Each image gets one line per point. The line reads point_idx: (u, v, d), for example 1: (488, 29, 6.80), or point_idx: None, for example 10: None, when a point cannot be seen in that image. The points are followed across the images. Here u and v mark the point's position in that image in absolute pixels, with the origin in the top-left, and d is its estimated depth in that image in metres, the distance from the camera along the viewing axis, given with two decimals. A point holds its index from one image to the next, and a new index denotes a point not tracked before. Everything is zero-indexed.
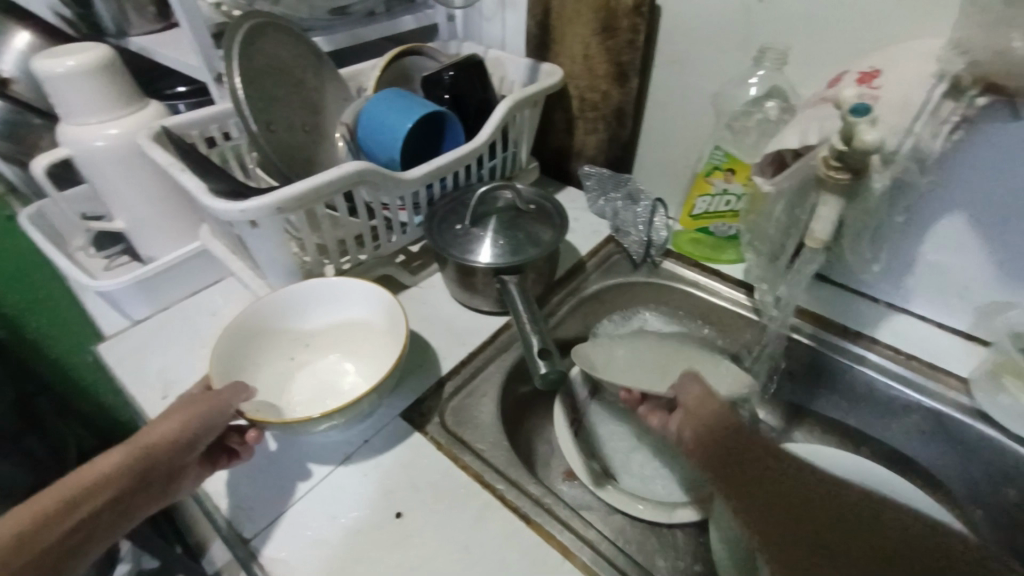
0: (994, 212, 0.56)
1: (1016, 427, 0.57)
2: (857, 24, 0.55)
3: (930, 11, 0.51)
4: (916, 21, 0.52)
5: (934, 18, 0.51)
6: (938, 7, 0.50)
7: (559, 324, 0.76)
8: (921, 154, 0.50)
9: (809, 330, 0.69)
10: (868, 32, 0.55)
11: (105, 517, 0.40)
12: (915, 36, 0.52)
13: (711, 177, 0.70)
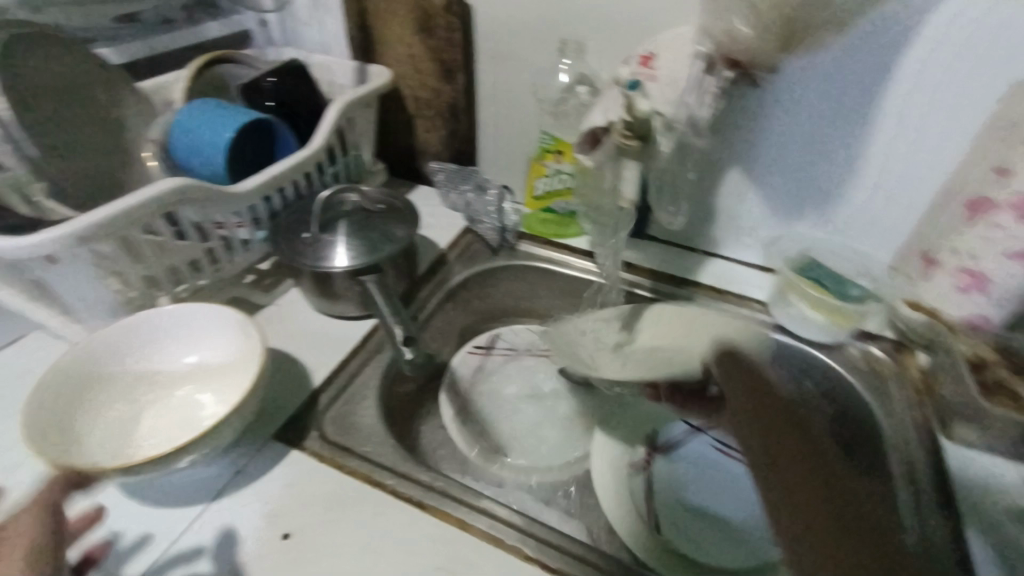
0: (759, 162, 0.70)
1: (802, 331, 0.71)
2: (633, 17, 0.65)
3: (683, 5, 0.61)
4: (675, 13, 0.62)
5: (686, 10, 0.62)
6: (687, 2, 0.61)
7: (430, 318, 0.77)
8: (696, 121, 0.59)
9: (648, 284, 0.79)
10: (643, 23, 0.65)
11: None
12: (676, 25, 0.63)
13: (544, 160, 0.79)
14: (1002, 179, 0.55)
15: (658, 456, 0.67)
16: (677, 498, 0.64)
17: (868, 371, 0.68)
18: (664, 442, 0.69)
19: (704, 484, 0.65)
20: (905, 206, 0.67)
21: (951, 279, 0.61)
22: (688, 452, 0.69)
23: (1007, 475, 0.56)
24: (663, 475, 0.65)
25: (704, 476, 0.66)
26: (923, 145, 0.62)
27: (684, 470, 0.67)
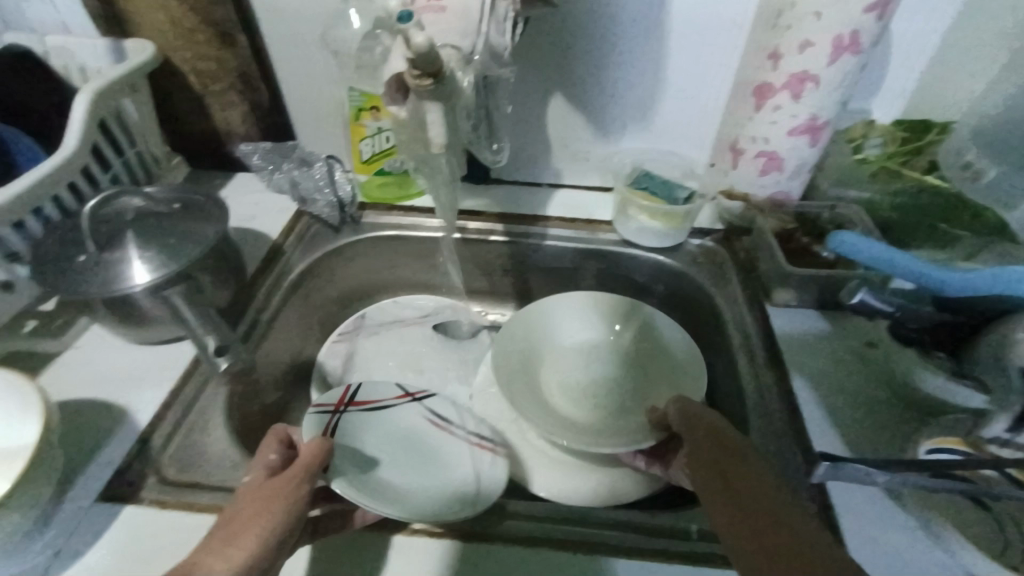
0: (575, 82, 0.71)
1: (644, 242, 0.75)
2: None
3: None
4: None
5: None
6: None
7: (277, 316, 0.69)
8: (496, 51, 0.55)
9: (501, 228, 0.78)
10: None
11: None
12: None
13: (361, 119, 0.73)
14: (775, 63, 0.60)
15: (352, 409, 0.60)
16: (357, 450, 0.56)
17: (707, 264, 0.73)
18: (363, 400, 0.62)
19: (387, 442, 0.58)
20: (707, 104, 0.71)
21: (755, 163, 0.67)
22: (395, 412, 0.62)
23: (818, 325, 0.64)
24: (349, 425, 0.58)
25: (393, 436, 0.59)
26: (708, 44, 0.66)
27: (369, 428, 0.59)
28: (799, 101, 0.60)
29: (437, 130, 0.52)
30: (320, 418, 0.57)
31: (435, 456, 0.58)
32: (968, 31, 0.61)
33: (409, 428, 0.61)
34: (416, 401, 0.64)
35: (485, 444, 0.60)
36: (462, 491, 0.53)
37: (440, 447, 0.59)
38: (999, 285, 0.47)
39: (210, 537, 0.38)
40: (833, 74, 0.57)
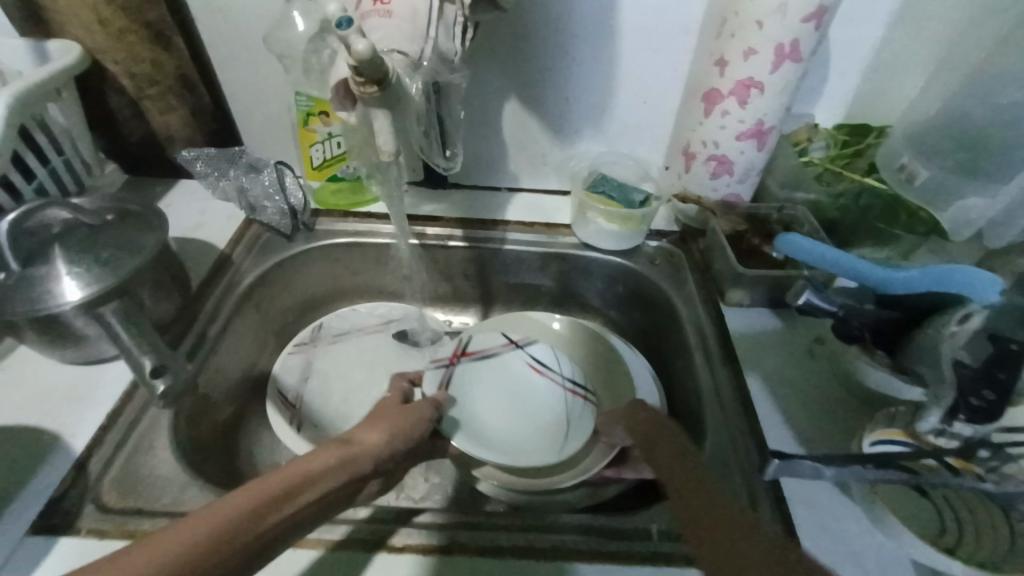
0: (528, 87, 0.71)
1: (603, 244, 0.75)
2: None
3: None
4: None
5: None
6: None
7: (228, 328, 0.66)
8: (445, 55, 0.54)
9: (460, 233, 0.77)
10: None
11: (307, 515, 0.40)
12: None
13: (310, 124, 0.71)
14: (721, 70, 0.61)
15: (465, 360, 0.67)
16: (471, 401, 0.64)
17: (664, 265, 0.74)
18: (473, 351, 0.68)
19: (494, 387, 0.66)
20: (660, 109, 0.72)
21: (706, 167, 0.69)
22: (501, 359, 0.69)
23: (771, 323, 0.66)
24: (462, 378, 0.65)
25: (498, 379, 0.67)
26: (656, 52, 0.67)
27: (483, 377, 0.66)
28: (746, 107, 0.62)
29: (386, 138, 0.50)
30: (437, 373, 0.65)
31: (536, 395, 0.66)
32: (899, 40, 0.63)
33: (514, 375, 0.67)
34: (518, 348, 0.69)
35: (576, 390, 0.66)
36: (557, 434, 0.62)
37: (541, 384, 0.66)
38: (925, 279, 0.50)
39: (359, 429, 0.49)
40: (776, 81, 0.59)
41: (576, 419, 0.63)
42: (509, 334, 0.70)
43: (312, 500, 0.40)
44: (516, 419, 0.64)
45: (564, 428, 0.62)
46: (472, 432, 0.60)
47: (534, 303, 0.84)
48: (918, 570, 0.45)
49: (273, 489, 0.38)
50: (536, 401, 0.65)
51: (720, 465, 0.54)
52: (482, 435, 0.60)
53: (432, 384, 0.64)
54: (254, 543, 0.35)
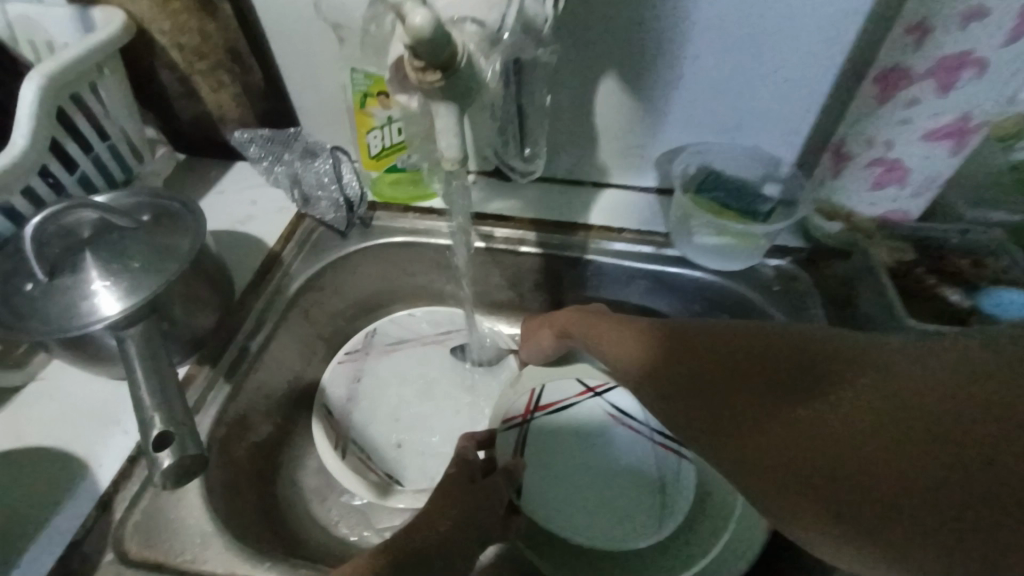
0: (631, 63, 0.56)
1: (710, 262, 0.61)
2: None
3: None
4: None
5: None
6: None
7: (270, 340, 0.59)
8: (533, 26, 0.41)
9: (534, 237, 0.66)
10: None
11: None
12: None
13: (368, 107, 0.59)
14: (917, 44, 0.43)
15: (538, 415, 0.57)
16: (545, 464, 0.55)
17: (787, 293, 0.59)
18: (547, 403, 0.58)
19: (573, 450, 0.55)
20: (802, 93, 0.56)
21: (866, 174, 0.51)
22: (580, 411, 0.57)
23: None
24: (536, 438, 0.56)
25: (579, 440, 0.56)
26: (811, 17, 0.50)
27: (559, 434, 0.56)
28: (948, 95, 0.44)
29: (449, 139, 0.39)
30: (510, 436, 0.56)
31: (623, 460, 0.55)
32: None
33: (594, 428, 0.56)
34: (597, 397, 0.57)
35: (668, 445, 0.55)
36: (648, 500, 0.53)
37: (629, 443, 0.55)
38: None
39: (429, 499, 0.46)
40: (1004, 61, 0.41)
41: (671, 481, 0.53)
42: (586, 379, 0.58)
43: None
44: (600, 493, 0.54)
45: (657, 496, 0.53)
46: (546, 505, 0.53)
47: None
48: None
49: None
50: (620, 460, 0.55)
51: None
52: (558, 506, 0.53)
53: (505, 448, 0.55)
54: None
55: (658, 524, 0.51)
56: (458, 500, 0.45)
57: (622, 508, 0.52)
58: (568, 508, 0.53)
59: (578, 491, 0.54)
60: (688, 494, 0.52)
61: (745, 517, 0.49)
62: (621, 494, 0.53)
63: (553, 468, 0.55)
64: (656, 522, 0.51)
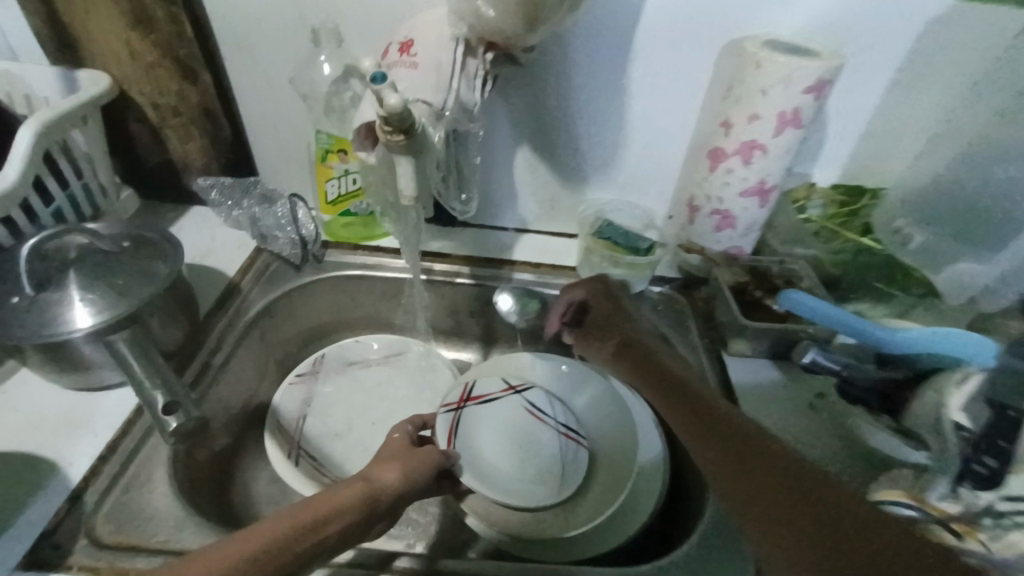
0: (541, 137, 0.73)
1: (607, 288, 0.76)
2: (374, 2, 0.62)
3: None
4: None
5: None
6: None
7: (230, 358, 0.66)
8: (467, 105, 0.57)
9: (468, 271, 0.79)
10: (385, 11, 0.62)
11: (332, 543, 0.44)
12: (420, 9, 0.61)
13: (328, 161, 0.71)
14: (727, 131, 0.64)
15: (470, 405, 0.68)
16: (473, 442, 0.65)
17: (668, 312, 0.75)
18: (477, 396, 0.69)
19: (496, 435, 0.67)
20: (666, 164, 0.75)
21: (710, 220, 0.71)
22: (499, 405, 0.69)
23: (773, 377, 0.65)
24: (467, 424, 0.66)
25: (500, 426, 0.67)
26: (664, 108, 0.69)
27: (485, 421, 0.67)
28: (749, 166, 0.64)
29: (406, 182, 0.52)
30: (447, 420, 0.65)
31: (535, 442, 0.66)
32: (894, 113, 0.66)
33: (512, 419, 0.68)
34: (516, 395, 0.70)
35: (571, 435, 0.67)
36: (551, 477, 0.64)
37: (538, 430, 0.67)
38: (928, 343, 0.54)
39: (369, 466, 0.52)
40: (778, 145, 0.62)
41: (571, 461, 0.65)
42: (508, 379, 0.71)
43: (337, 532, 0.44)
44: (516, 468, 0.64)
45: (559, 474, 0.64)
46: (469, 468, 0.62)
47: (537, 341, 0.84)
48: None
49: (300, 519, 0.43)
50: (530, 446, 0.66)
51: (725, 515, 0.53)
52: (479, 472, 0.62)
53: (443, 430, 0.65)
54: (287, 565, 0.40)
55: (561, 493, 0.62)
56: (395, 473, 0.52)
57: (529, 481, 0.63)
58: (491, 477, 0.62)
59: (495, 466, 0.64)
60: (583, 470, 0.64)
61: (639, 481, 0.61)
62: (534, 470, 0.64)
63: (478, 445, 0.65)
64: (560, 494, 0.62)
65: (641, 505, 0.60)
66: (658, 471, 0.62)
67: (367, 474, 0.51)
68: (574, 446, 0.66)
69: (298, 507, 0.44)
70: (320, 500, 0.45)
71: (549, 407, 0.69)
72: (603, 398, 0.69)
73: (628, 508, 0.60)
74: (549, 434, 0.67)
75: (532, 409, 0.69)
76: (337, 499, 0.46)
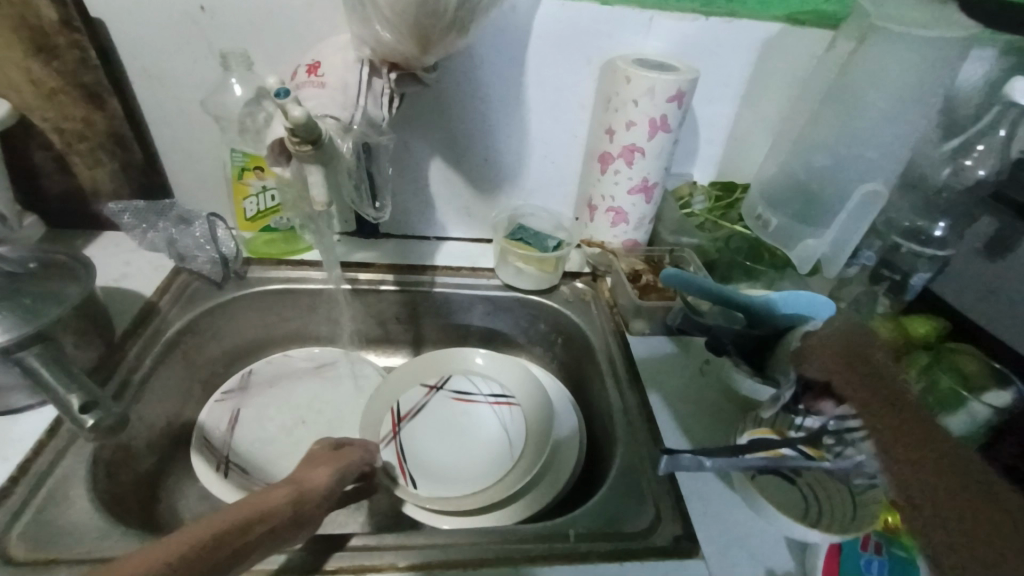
0: (451, 150, 0.80)
1: (523, 284, 0.82)
2: (282, 30, 0.66)
3: (328, 17, 0.65)
4: (324, 25, 0.66)
5: (332, 20, 0.66)
6: (332, 14, 0.65)
7: (151, 377, 0.67)
8: (375, 120, 0.62)
9: (393, 278, 0.83)
10: (293, 37, 0.67)
11: (268, 540, 0.42)
12: (327, 35, 0.67)
13: (245, 178, 0.74)
14: (611, 138, 0.73)
15: (404, 425, 0.72)
16: (423, 456, 0.69)
17: (579, 303, 0.82)
18: (406, 412, 0.74)
19: (442, 437, 0.72)
20: (565, 169, 0.83)
21: (607, 218, 0.80)
22: (428, 408, 0.75)
23: (668, 349, 0.74)
24: (411, 443, 0.70)
25: (440, 427, 0.73)
26: (559, 120, 0.78)
27: (424, 432, 0.72)
28: (632, 167, 0.74)
29: (320, 190, 0.56)
30: (392, 451, 0.69)
31: (474, 422, 0.74)
32: (744, 121, 0.78)
33: (448, 413, 0.75)
34: (440, 389, 0.76)
35: (502, 401, 0.75)
36: (502, 444, 0.71)
37: (472, 411, 0.75)
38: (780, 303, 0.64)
39: (296, 474, 0.52)
40: (653, 147, 0.72)
41: (509, 427, 0.73)
42: (426, 382, 0.77)
43: (270, 528, 0.43)
44: (468, 454, 0.71)
45: (506, 438, 0.72)
46: (437, 483, 0.67)
47: (464, 341, 0.89)
48: (789, 546, 0.52)
49: (241, 513, 0.41)
50: (475, 425, 0.74)
51: (629, 470, 0.60)
52: (439, 482, 0.67)
53: (392, 464, 0.68)
54: (228, 557, 0.38)
55: (508, 457, 0.70)
56: (323, 480, 0.52)
57: (480, 454, 0.71)
58: (452, 467, 0.69)
59: (450, 463, 0.69)
60: (519, 438, 0.72)
61: (558, 451, 0.70)
62: (478, 448, 0.71)
63: (423, 460, 0.69)
64: (507, 460, 0.70)
65: (559, 473, 0.67)
66: (573, 442, 0.70)
67: (295, 478, 0.51)
68: (507, 416, 0.74)
69: (235, 504, 0.42)
70: (252, 500, 0.44)
71: (476, 390, 0.76)
72: (519, 375, 0.76)
73: (550, 476, 0.67)
74: (480, 406, 0.75)
75: (460, 385, 0.77)
76: (271, 498, 0.45)
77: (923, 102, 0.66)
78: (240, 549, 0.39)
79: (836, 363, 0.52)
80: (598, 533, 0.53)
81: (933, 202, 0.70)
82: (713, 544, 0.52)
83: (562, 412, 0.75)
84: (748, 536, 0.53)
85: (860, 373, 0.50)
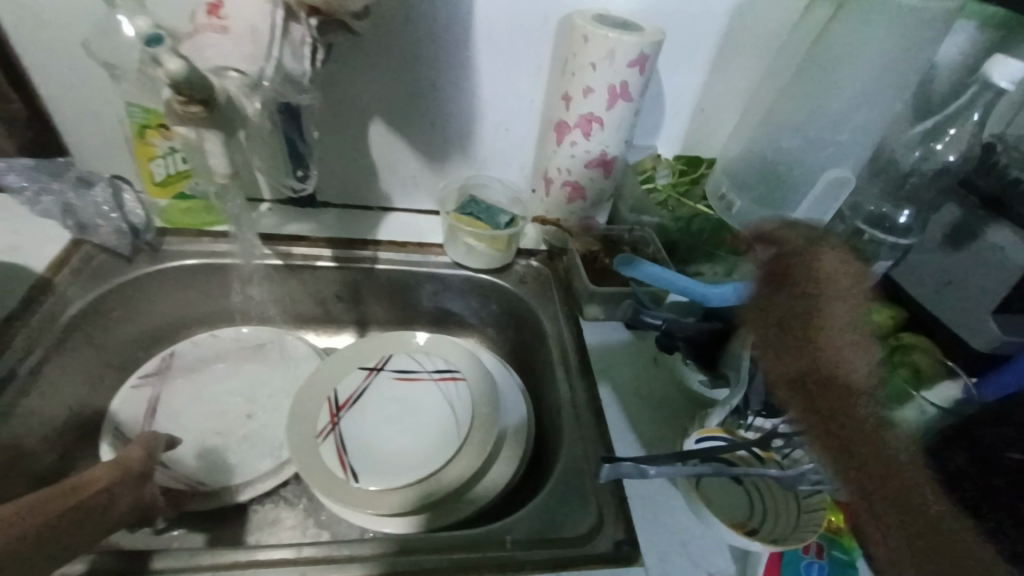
0: (392, 111, 0.71)
1: (473, 262, 0.76)
2: None
3: None
4: None
5: None
6: None
7: (42, 365, 0.59)
8: (294, 76, 0.53)
9: (330, 253, 0.75)
10: None
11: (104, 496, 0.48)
12: None
13: (148, 137, 0.66)
14: (568, 104, 0.66)
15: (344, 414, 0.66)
16: (367, 444, 0.63)
17: (534, 283, 0.77)
18: (346, 400, 0.67)
19: (388, 423, 0.66)
20: (521, 136, 0.76)
21: (563, 192, 0.74)
22: (370, 393, 0.68)
23: (623, 336, 0.70)
24: (352, 432, 0.64)
25: (384, 411, 0.67)
26: (512, 80, 0.70)
27: (365, 419, 0.65)
28: (589, 138, 0.68)
29: None
30: (331, 445, 0.62)
31: (418, 399, 0.68)
32: (714, 89, 0.72)
33: (391, 393, 0.69)
34: (380, 370, 0.70)
35: (447, 376, 0.70)
36: (446, 422, 0.66)
37: (415, 390, 0.69)
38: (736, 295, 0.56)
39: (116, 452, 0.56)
40: (612, 117, 0.65)
41: (455, 402, 0.67)
42: (366, 364, 0.71)
43: (97, 491, 0.48)
44: (411, 435, 0.65)
45: (452, 416, 0.66)
46: (382, 476, 0.60)
47: (412, 321, 0.83)
48: (733, 552, 0.50)
49: (58, 484, 0.46)
50: (419, 401, 0.68)
51: (573, 467, 0.57)
52: (381, 473, 0.60)
53: (331, 460, 0.61)
54: (62, 513, 0.43)
55: (454, 436, 0.64)
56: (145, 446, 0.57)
57: (422, 429, 0.65)
58: (395, 452, 0.63)
59: (392, 447, 0.63)
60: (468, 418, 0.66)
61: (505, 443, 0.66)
62: (420, 427, 0.66)
63: (364, 452, 0.62)
64: (454, 440, 0.64)
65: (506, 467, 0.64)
66: (520, 435, 0.67)
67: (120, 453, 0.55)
68: (451, 391, 0.68)
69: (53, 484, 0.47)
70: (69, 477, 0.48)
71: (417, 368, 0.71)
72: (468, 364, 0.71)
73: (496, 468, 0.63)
74: (423, 384, 0.70)
75: (401, 364, 0.71)
76: (91, 472, 0.50)
77: (906, 78, 0.61)
78: (72, 506, 0.45)
79: (789, 355, 0.41)
80: (536, 539, 0.50)
81: (903, 184, 0.65)
82: (660, 555, 0.49)
83: (508, 398, 0.70)
84: (697, 543, 0.50)
85: (811, 366, 0.40)
